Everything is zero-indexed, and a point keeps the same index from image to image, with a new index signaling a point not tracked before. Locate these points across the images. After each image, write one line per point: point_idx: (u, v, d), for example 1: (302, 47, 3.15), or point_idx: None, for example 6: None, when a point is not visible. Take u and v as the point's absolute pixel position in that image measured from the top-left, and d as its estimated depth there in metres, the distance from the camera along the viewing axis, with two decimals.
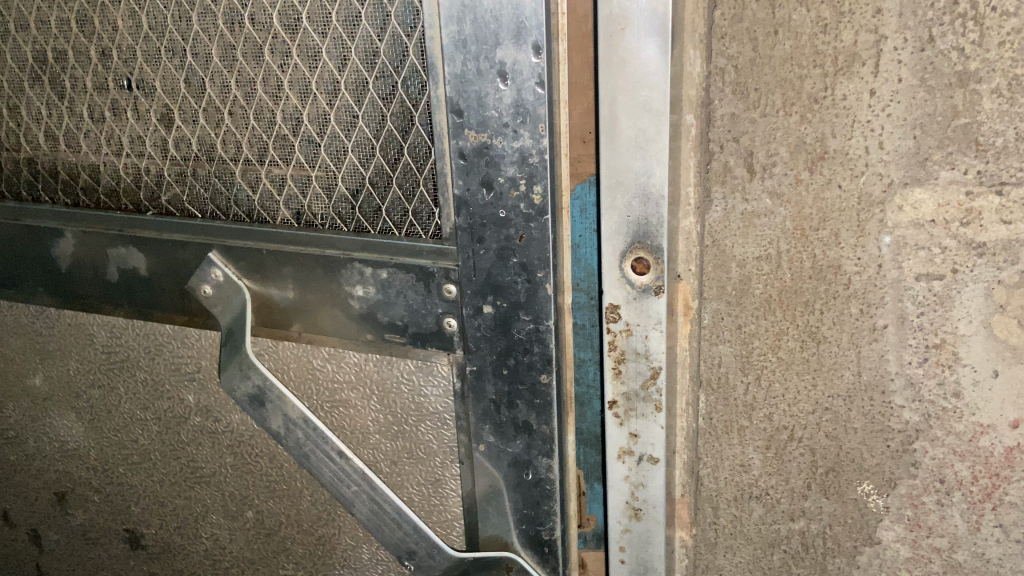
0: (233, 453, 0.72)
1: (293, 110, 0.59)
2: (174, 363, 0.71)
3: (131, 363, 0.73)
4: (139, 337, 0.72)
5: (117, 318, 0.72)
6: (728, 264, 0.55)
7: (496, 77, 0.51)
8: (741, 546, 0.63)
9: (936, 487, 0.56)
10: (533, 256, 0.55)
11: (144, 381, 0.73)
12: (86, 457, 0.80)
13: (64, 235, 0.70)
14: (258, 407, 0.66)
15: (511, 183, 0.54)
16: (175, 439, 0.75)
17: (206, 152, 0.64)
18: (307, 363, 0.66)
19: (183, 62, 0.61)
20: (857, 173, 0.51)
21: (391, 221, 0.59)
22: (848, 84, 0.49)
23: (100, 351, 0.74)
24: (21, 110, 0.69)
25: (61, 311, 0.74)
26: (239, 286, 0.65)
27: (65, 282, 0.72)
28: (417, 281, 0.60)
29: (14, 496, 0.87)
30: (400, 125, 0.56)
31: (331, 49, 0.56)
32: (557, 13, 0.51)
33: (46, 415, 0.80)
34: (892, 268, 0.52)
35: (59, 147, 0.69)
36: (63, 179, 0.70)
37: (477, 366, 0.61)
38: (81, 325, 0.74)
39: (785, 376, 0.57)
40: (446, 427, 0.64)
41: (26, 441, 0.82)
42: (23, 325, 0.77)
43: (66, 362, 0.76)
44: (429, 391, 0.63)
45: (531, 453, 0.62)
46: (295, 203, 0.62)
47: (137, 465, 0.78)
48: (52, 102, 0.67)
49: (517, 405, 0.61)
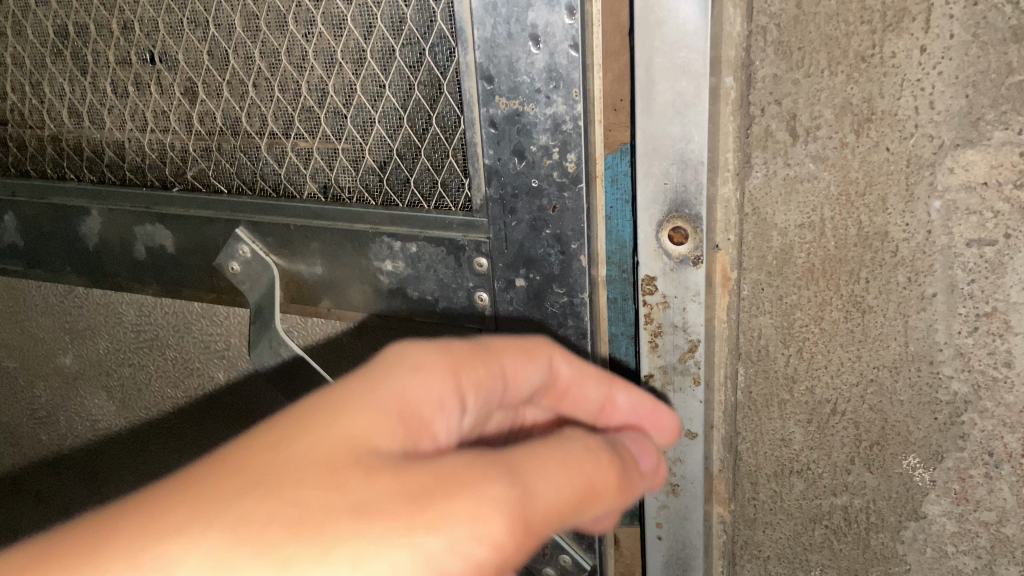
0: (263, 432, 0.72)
1: (318, 81, 0.58)
2: (203, 342, 0.71)
3: (160, 342, 0.73)
4: (167, 316, 0.71)
5: (145, 297, 0.71)
6: (770, 234, 0.54)
7: (528, 40, 0.49)
8: (782, 522, 0.61)
9: (985, 459, 0.54)
10: (567, 226, 0.54)
11: (174, 360, 0.73)
12: (118, 435, 0.81)
13: (91, 213, 0.70)
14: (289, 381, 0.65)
15: (544, 152, 0.52)
16: (205, 418, 0.75)
17: (231, 126, 0.63)
18: (337, 340, 0.66)
19: (206, 34, 0.60)
20: (906, 135, 0.49)
21: (420, 193, 0.58)
22: (896, 41, 0.47)
23: (129, 330, 0.74)
24: (44, 87, 0.68)
25: (90, 290, 0.74)
26: (267, 263, 0.64)
27: (93, 261, 0.72)
28: (447, 254, 0.58)
29: (49, 473, 0.90)
30: (428, 94, 0.55)
31: (356, 17, 0.55)
32: None
33: (77, 394, 0.81)
34: (942, 235, 0.50)
35: (83, 123, 0.68)
36: (88, 156, 0.69)
37: None
38: (109, 304, 0.74)
39: (829, 347, 0.55)
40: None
41: (59, 420, 0.84)
42: (53, 305, 0.77)
43: (95, 341, 0.77)
44: None
45: None
46: (322, 176, 0.61)
47: (169, 442, 0.78)
48: (74, 78, 0.66)
49: None
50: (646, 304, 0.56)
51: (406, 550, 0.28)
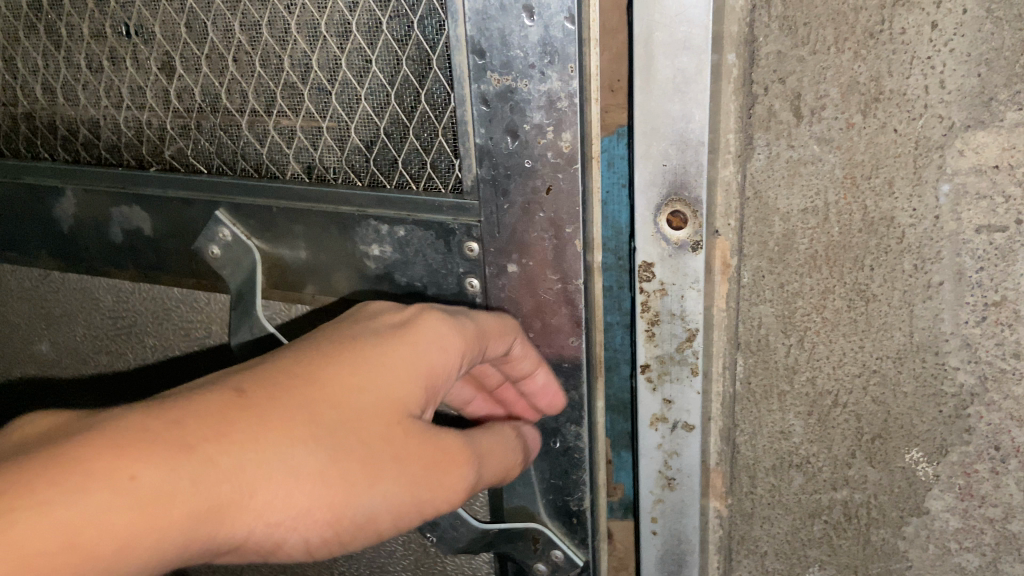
0: None
1: (301, 55, 0.55)
2: (183, 328, 0.69)
3: (139, 329, 0.71)
4: (147, 302, 0.69)
5: (123, 282, 0.69)
6: (771, 219, 0.52)
7: (522, 12, 0.47)
8: (780, 517, 0.60)
9: (990, 453, 0.52)
10: (561, 210, 0.51)
11: (153, 348, 0.71)
12: None
13: (65, 193, 0.66)
14: None
15: (537, 131, 0.50)
16: None
17: (210, 103, 0.60)
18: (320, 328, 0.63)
19: (185, 6, 0.57)
20: (914, 115, 0.47)
21: (409, 174, 0.56)
22: (907, 16, 0.45)
23: (106, 317, 0.72)
24: (17, 62, 0.65)
25: (66, 275, 0.71)
26: (249, 247, 0.61)
27: (67, 244, 0.69)
28: (437, 239, 0.56)
29: None
30: (416, 70, 0.53)
31: None
32: None
33: (52, 384, 0.78)
34: (951, 221, 0.48)
35: (56, 100, 0.65)
36: (62, 134, 0.67)
37: None
38: (86, 289, 0.71)
39: (831, 337, 0.53)
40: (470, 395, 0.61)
41: (33, 411, 0.81)
42: (28, 290, 0.74)
43: (72, 328, 0.74)
44: None
45: (559, 420, 0.59)
46: (305, 156, 0.59)
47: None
48: (48, 52, 0.63)
49: None
50: (643, 292, 0.54)
51: (411, 495, 0.45)
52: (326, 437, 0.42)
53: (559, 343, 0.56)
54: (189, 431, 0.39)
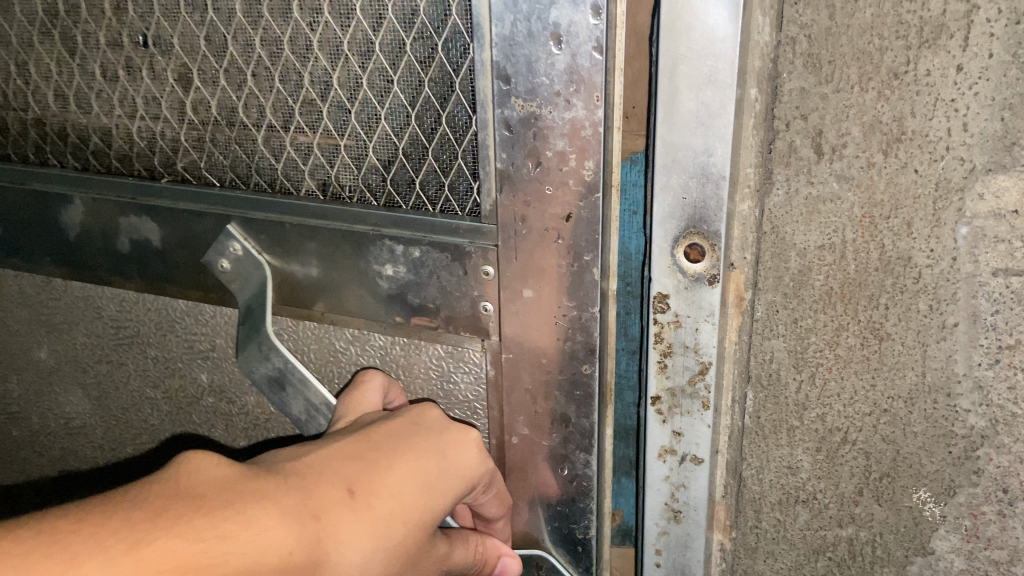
0: (247, 437, 0.69)
1: (321, 72, 0.55)
2: (188, 341, 0.68)
3: (141, 339, 0.70)
4: (151, 312, 0.69)
5: (128, 291, 0.68)
6: (788, 253, 0.51)
7: (549, 40, 0.47)
8: (784, 552, 0.59)
9: (998, 497, 0.52)
10: (580, 238, 0.52)
11: (155, 359, 0.70)
12: (93, 433, 0.78)
13: (73, 202, 0.66)
14: (279, 391, 0.63)
15: (559, 158, 0.50)
16: (186, 419, 0.72)
17: (226, 117, 0.60)
18: (329, 346, 0.63)
19: (205, 18, 0.57)
20: (936, 156, 0.47)
21: (426, 196, 0.56)
22: (933, 58, 0.45)
23: (109, 326, 0.71)
24: (30, 66, 0.65)
25: (69, 282, 0.71)
26: (261, 262, 0.61)
27: (74, 252, 0.69)
28: (452, 261, 0.56)
29: (19, 470, 0.86)
30: (439, 91, 0.53)
31: (366, 8, 0.52)
32: None
33: (51, 390, 0.77)
34: (968, 262, 0.48)
35: (69, 107, 0.65)
36: (72, 142, 0.66)
37: (512, 354, 0.57)
38: (89, 297, 0.71)
39: (843, 374, 0.53)
40: (478, 417, 0.61)
41: (31, 416, 0.80)
42: (29, 297, 0.74)
43: (73, 336, 0.73)
44: (459, 378, 0.60)
45: (568, 448, 0.58)
46: (321, 173, 0.58)
47: (144, 444, 0.76)
48: (62, 59, 0.63)
49: (556, 396, 0.57)
50: (657, 323, 0.54)
51: None
52: (427, 540, 0.48)
53: (567, 372, 0.56)
54: (323, 524, 0.42)
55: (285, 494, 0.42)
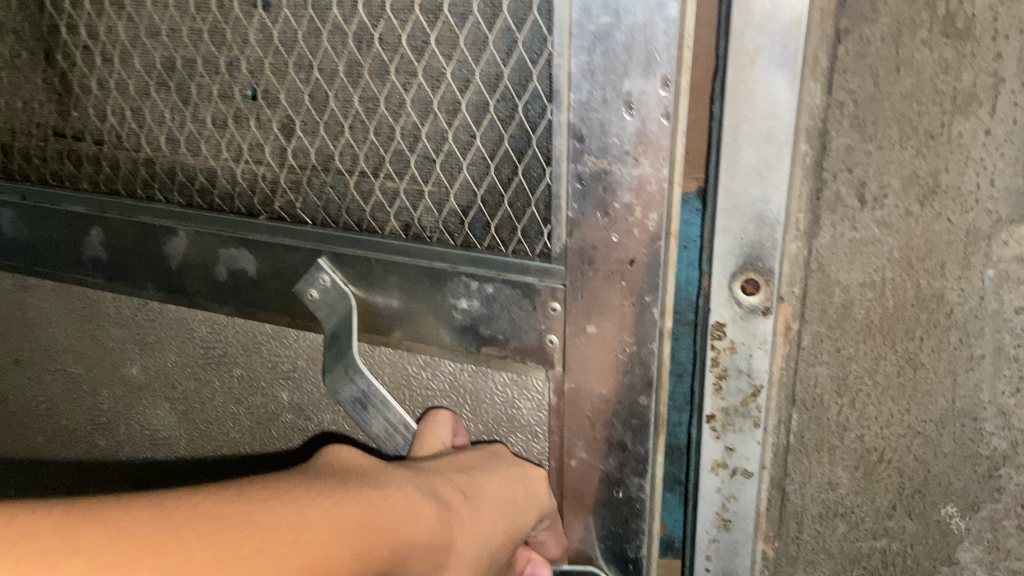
0: (323, 452, 0.75)
1: (412, 127, 0.62)
2: (271, 361, 0.74)
3: (228, 359, 0.76)
4: (239, 335, 0.74)
5: (219, 315, 0.75)
6: (832, 289, 0.57)
7: (622, 106, 0.54)
8: (822, 561, 0.65)
9: (1018, 511, 0.58)
10: (643, 280, 0.58)
11: (240, 377, 0.76)
12: (175, 446, 0.83)
13: (177, 233, 0.73)
14: (360, 410, 0.70)
15: (626, 209, 0.56)
16: (266, 435, 0.77)
17: (323, 162, 0.67)
18: (402, 369, 0.69)
19: (309, 76, 0.64)
20: (966, 208, 0.53)
21: (499, 238, 0.62)
22: (964, 123, 0.51)
23: (199, 345, 0.77)
24: (145, 112, 0.72)
25: (166, 305, 0.77)
26: (346, 293, 0.67)
27: (174, 280, 0.75)
28: (523, 297, 0.62)
29: (98, 480, 0.91)
30: (517, 145, 0.59)
31: (455, 72, 0.59)
32: (684, 46, 0.52)
33: (139, 404, 0.84)
34: (994, 301, 0.54)
35: (178, 149, 0.72)
36: (179, 181, 0.73)
37: (575, 383, 0.63)
38: (183, 319, 0.77)
39: (880, 399, 0.59)
40: (538, 441, 0.66)
41: (117, 428, 0.86)
42: (126, 316, 0.80)
43: (164, 354, 0.80)
44: (522, 405, 0.65)
45: (623, 471, 0.64)
46: (405, 216, 0.65)
47: (223, 457, 0.81)
48: (176, 107, 0.70)
49: (614, 423, 0.63)
50: (714, 348, 0.61)
51: None
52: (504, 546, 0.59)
53: (623, 403, 0.62)
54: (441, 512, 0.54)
55: (405, 487, 0.53)
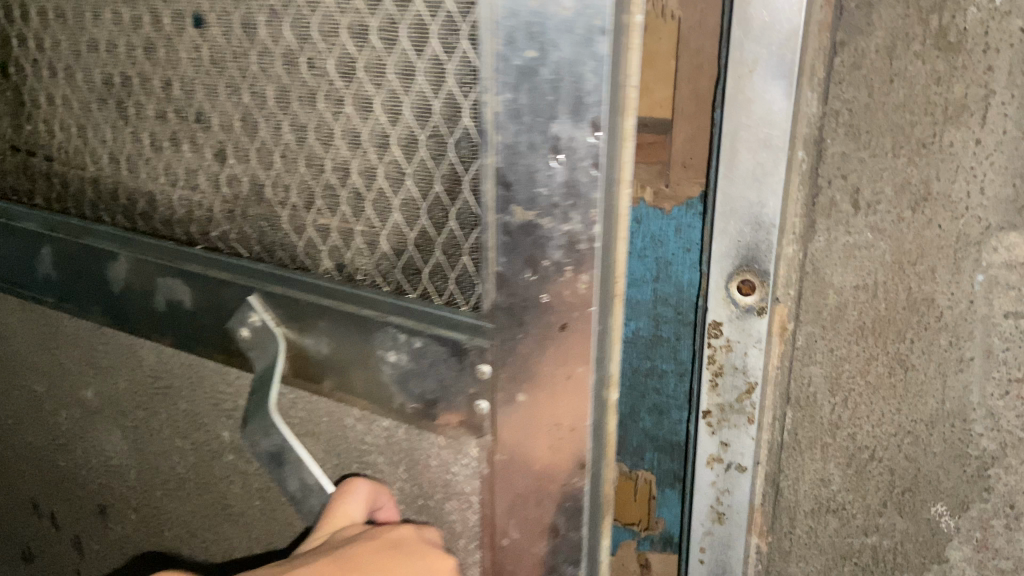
0: (262, 498, 0.61)
1: (341, 161, 0.49)
2: (214, 400, 0.60)
3: (174, 392, 0.63)
4: (183, 368, 0.61)
5: (164, 346, 0.60)
6: (826, 291, 0.60)
7: (548, 152, 0.41)
8: (814, 556, 0.67)
9: (1006, 512, 0.60)
10: (574, 349, 0.45)
11: (184, 412, 0.63)
12: (127, 474, 0.70)
13: (117, 258, 0.59)
14: (276, 469, 0.53)
15: (556, 270, 0.44)
16: (208, 471, 0.64)
17: (255, 192, 0.53)
18: (339, 421, 0.53)
19: (239, 98, 0.51)
20: (957, 215, 0.55)
21: (430, 285, 0.48)
22: (955, 132, 0.53)
23: (145, 375, 0.64)
24: (87, 131, 0.60)
25: (114, 333, 0.63)
26: (272, 333, 0.52)
27: (115, 307, 0.61)
28: (451, 355, 0.46)
29: (55, 498, 0.79)
30: (446, 187, 0.45)
31: (383, 102, 0.45)
32: (626, 87, 0.41)
33: (93, 429, 0.71)
34: (983, 305, 0.56)
35: (121, 168, 0.59)
36: (122, 204, 0.60)
37: (507, 455, 0.47)
38: (127, 344, 0.63)
39: (872, 399, 0.61)
40: (472, 511, 0.50)
41: (75, 450, 0.74)
42: (80, 335, 0.67)
43: (114, 378, 0.66)
44: (458, 470, 0.49)
45: (556, 559, 0.50)
46: (337, 255, 0.51)
47: (173, 492, 0.68)
48: (116, 125, 0.57)
49: (544, 503, 0.49)
50: (710, 346, 0.62)
51: None
52: None
53: (560, 481, 0.48)
54: None
55: None
